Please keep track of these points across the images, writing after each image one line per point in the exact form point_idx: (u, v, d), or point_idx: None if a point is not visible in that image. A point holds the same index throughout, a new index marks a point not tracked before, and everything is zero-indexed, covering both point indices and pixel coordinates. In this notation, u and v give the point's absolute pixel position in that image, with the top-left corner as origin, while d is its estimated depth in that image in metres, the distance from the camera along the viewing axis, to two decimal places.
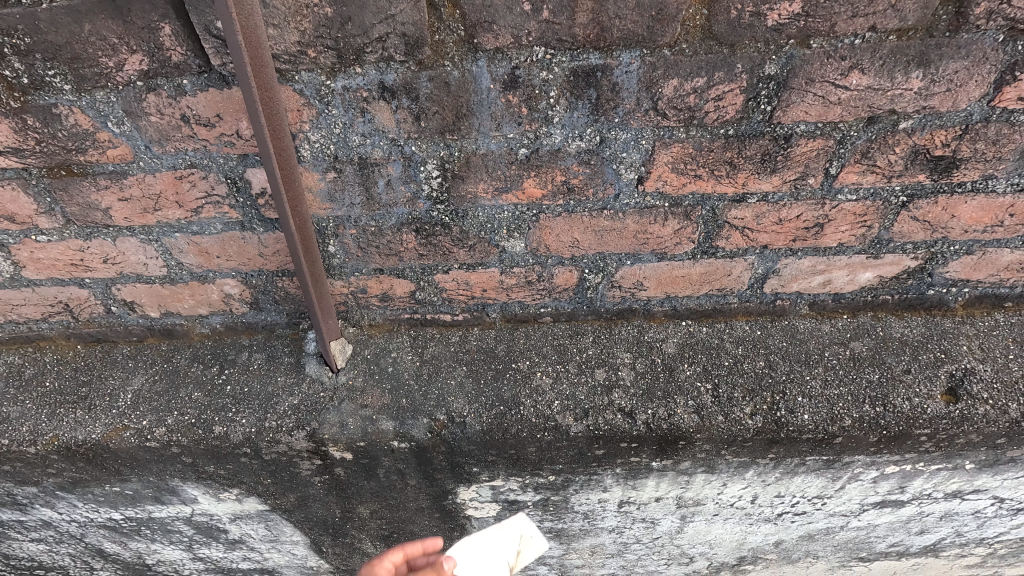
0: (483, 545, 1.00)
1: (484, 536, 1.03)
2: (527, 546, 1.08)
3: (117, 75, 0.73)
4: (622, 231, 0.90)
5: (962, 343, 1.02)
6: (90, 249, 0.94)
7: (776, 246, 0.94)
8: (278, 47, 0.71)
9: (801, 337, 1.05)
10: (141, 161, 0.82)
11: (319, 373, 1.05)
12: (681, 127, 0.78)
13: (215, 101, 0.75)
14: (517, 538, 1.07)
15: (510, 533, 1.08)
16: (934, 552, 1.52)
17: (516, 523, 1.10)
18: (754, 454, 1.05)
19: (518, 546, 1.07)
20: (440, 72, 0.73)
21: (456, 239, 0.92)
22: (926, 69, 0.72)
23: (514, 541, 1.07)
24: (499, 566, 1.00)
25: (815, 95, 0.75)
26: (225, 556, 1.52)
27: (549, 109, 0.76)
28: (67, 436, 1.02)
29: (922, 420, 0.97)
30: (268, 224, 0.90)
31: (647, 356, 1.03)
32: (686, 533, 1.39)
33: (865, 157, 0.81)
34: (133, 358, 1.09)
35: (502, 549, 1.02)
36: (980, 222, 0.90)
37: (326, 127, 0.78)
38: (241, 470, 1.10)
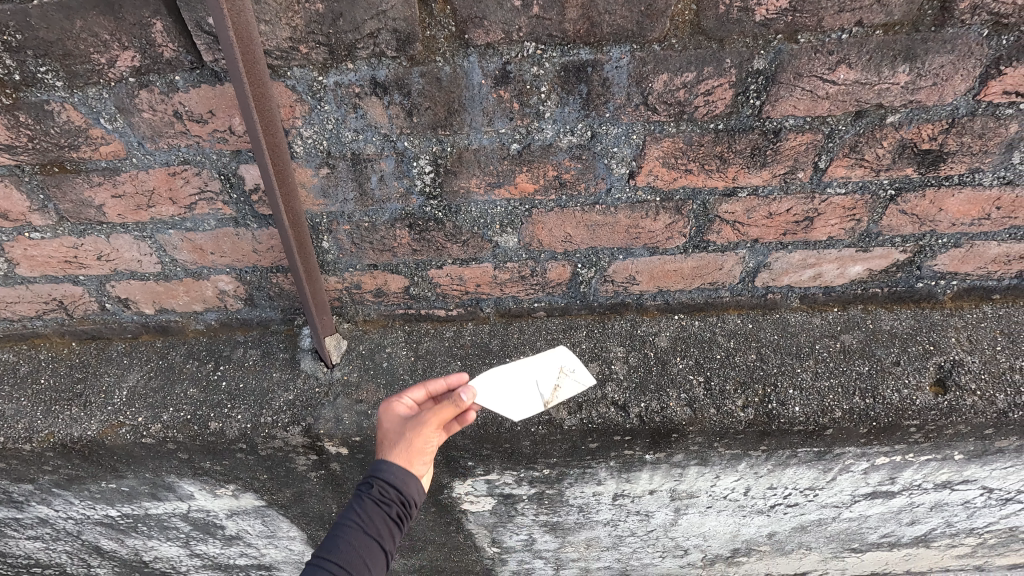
0: (512, 380, 0.95)
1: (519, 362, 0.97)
2: (567, 380, 0.95)
3: (109, 72, 0.73)
4: (614, 226, 0.91)
5: (950, 335, 1.03)
6: (84, 246, 0.94)
7: (767, 240, 0.95)
8: (270, 44, 0.71)
9: (792, 330, 1.06)
10: (134, 157, 0.82)
11: (315, 368, 1.05)
12: (672, 122, 0.79)
13: (208, 98, 0.75)
14: (557, 373, 0.95)
15: (548, 366, 0.96)
16: (925, 542, 1.53)
17: (555, 355, 0.97)
18: (746, 446, 1.06)
19: (556, 380, 0.95)
20: (431, 67, 0.73)
21: (449, 234, 0.92)
22: (913, 63, 0.73)
23: (552, 372, 0.95)
24: (530, 399, 0.93)
25: (803, 90, 0.75)
26: (222, 553, 1.53)
27: (540, 104, 0.76)
28: (63, 432, 1.03)
29: (911, 411, 0.98)
30: (262, 220, 0.90)
31: (640, 349, 1.04)
32: (680, 525, 1.41)
33: (853, 151, 0.82)
34: (128, 355, 1.10)
35: (537, 378, 0.95)
36: (967, 215, 0.91)
37: (319, 123, 0.78)
38: (236, 465, 1.11)
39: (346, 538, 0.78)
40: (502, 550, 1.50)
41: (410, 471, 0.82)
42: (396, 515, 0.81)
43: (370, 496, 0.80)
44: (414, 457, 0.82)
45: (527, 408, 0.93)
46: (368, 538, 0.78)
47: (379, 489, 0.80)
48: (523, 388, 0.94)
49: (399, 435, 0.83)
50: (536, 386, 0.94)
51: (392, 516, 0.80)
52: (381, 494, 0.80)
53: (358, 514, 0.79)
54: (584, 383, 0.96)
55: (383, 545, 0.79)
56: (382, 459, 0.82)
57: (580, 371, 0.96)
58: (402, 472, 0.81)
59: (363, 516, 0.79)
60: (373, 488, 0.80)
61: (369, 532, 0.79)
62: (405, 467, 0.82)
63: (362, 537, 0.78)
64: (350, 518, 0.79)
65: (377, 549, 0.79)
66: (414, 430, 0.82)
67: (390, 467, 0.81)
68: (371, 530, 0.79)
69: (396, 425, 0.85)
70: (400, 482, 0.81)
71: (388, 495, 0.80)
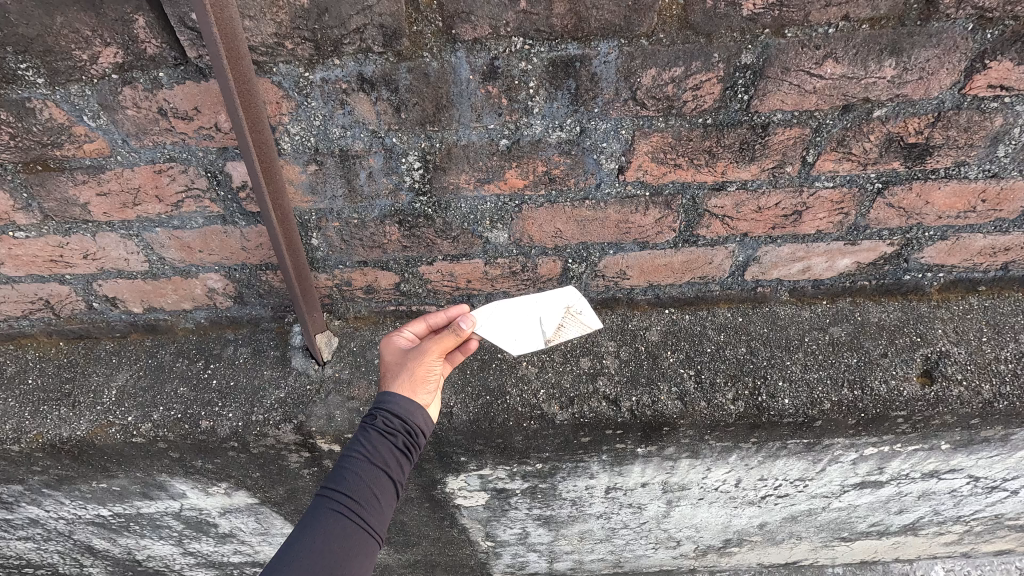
0: (515, 314, 0.93)
1: (525, 297, 0.94)
2: (571, 321, 0.93)
3: (91, 68, 0.72)
4: (604, 221, 0.91)
5: (937, 327, 1.05)
6: (69, 245, 0.93)
7: (756, 234, 0.95)
8: (255, 39, 0.70)
9: (781, 323, 1.06)
10: (119, 155, 0.81)
11: (306, 366, 1.05)
12: (660, 117, 0.79)
13: (193, 94, 0.75)
14: (563, 313, 0.93)
15: (554, 305, 0.93)
16: (913, 530, 1.56)
17: (563, 293, 0.93)
18: (737, 438, 1.07)
19: (561, 320, 0.93)
20: (419, 63, 0.73)
21: (439, 231, 0.92)
22: (899, 57, 0.73)
23: (558, 312, 0.93)
24: (532, 335, 0.92)
25: (791, 84, 0.75)
26: (216, 550, 1.52)
27: (529, 99, 0.76)
28: (52, 433, 1.02)
29: (899, 402, 0.99)
30: (250, 218, 0.89)
31: (631, 344, 1.04)
32: (672, 517, 1.42)
33: (840, 145, 0.82)
34: (116, 354, 1.09)
35: (541, 315, 0.93)
36: (954, 208, 0.92)
37: (306, 119, 0.78)
38: (229, 464, 1.10)
39: (353, 470, 0.77)
40: (496, 544, 1.51)
41: (414, 400, 0.84)
42: (403, 446, 0.81)
43: (376, 426, 0.80)
44: (417, 386, 0.85)
45: (528, 344, 0.92)
46: (376, 469, 0.78)
47: (384, 419, 0.81)
48: (526, 323, 0.93)
49: (401, 365, 0.85)
50: (539, 323, 0.93)
51: (399, 446, 0.81)
52: (387, 424, 0.81)
53: (364, 446, 0.79)
54: (589, 325, 0.94)
55: (391, 475, 0.80)
56: (386, 391, 0.84)
57: (587, 313, 0.93)
58: (406, 401, 0.83)
59: (370, 447, 0.79)
60: (378, 419, 0.81)
61: (378, 462, 0.79)
62: (409, 396, 0.83)
63: (370, 469, 0.78)
64: (357, 450, 0.79)
65: (386, 480, 0.79)
66: (416, 360, 0.85)
67: (395, 397, 0.82)
68: (380, 462, 0.79)
69: (398, 358, 0.87)
70: (404, 411, 0.82)
71: (394, 425, 0.81)
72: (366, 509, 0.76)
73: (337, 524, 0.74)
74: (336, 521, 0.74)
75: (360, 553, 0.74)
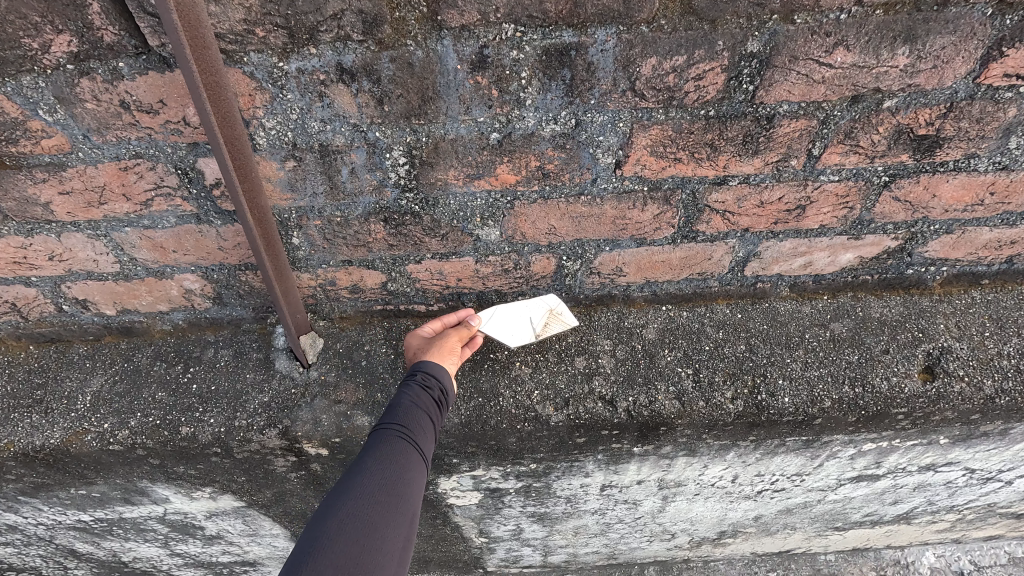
0: (505, 313, 0.98)
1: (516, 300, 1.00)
2: (556, 320, 0.98)
3: (43, 58, 0.66)
4: (600, 217, 0.87)
5: (939, 321, 1.02)
6: (33, 245, 0.88)
7: (757, 229, 0.92)
8: (222, 26, 0.65)
9: (781, 319, 1.04)
10: (80, 151, 0.75)
11: (290, 369, 1.01)
12: (660, 109, 0.74)
13: (157, 86, 0.69)
14: (547, 313, 0.98)
15: (538, 306, 0.98)
16: (907, 519, 1.56)
17: (545, 296, 0.99)
18: (735, 437, 1.04)
19: (545, 318, 0.98)
20: (402, 52, 0.67)
21: (427, 228, 0.87)
22: (913, 45, 0.69)
23: (541, 311, 0.98)
24: (519, 331, 0.97)
25: (799, 73, 0.71)
26: (204, 551, 1.49)
27: (520, 91, 0.71)
28: (24, 441, 0.97)
29: (900, 399, 0.97)
30: (226, 217, 0.84)
31: (628, 342, 1.01)
32: (668, 512, 1.40)
33: (848, 137, 0.79)
34: (90, 358, 1.04)
35: (530, 314, 0.98)
36: (961, 201, 0.89)
37: (282, 113, 0.72)
38: (212, 469, 1.06)
39: (397, 415, 0.83)
40: (490, 540, 1.49)
41: (444, 365, 0.89)
42: (438, 397, 0.87)
43: (413, 382, 0.86)
44: (447, 357, 0.90)
45: (515, 338, 0.97)
46: (422, 412, 0.84)
47: (423, 376, 0.86)
48: (517, 322, 0.98)
49: (428, 345, 0.93)
50: (528, 322, 0.98)
51: (435, 397, 0.86)
52: (426, 381, 0.86)
53: (405, 398, 0.84)
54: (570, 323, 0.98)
55: (430, 418, 0.85)
56: (419, 360, 0.89)
57: (568, 313, 0.98)
58: (438, 364, 0.88)
59: (409, 398, 0.84)
60: (415, 377, 0.86)
61: (418, 409, 0.84)
62: (441, 363, 0.89)
63: (412, 412, 0.83)
64: (398, 402, 0.84)
65: (426, 421, 0.84)
66: (441, 340, 0.93)
67: (427, 362, 0.88)
68: (418, 407, 0.84)
69: (424, 343, 0.94)
70: (438, 372, 0.87)
71: (430, 381, 0.86)
72: (413, 442, 0.81)
73: (391, 451, 0.78)
74: (388, 450, 0.78)
75: (414, 475, 0.79)
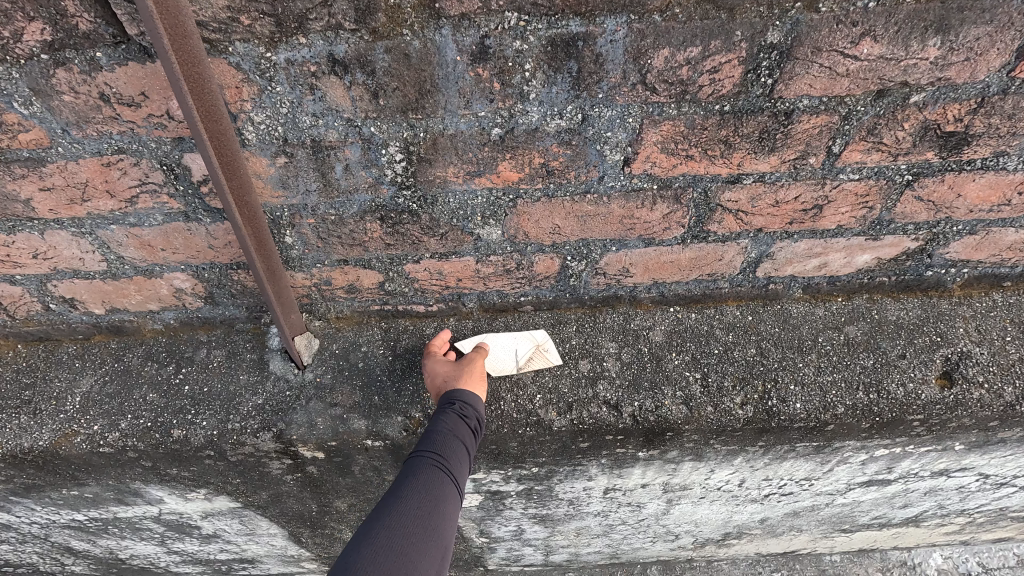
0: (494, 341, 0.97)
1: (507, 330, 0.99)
2: (540, 357, 0.96)
3: (16, 47, 0.63)
4: (607, 216, 0.83)
5: (959, 325, 0.98)
6: (17, 242, 0.84)
7: (771, 229, 0.88)
8: (204, 14, 0.60)
9: (794, 322, 1.00)
10: (60, 146, 0.72)
11: (284, 370, 0.97)
12: (672, 103, 0.70)
13: (138, 78, 0.65)
14: (534, 348, 0.96)
15: (526, 338, 0.97)
16: (916, 522, 1.53)
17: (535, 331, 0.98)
18: (743, 443, 1.01)
19: (530, 352, 0.96)
20: (398, 42, 0.63)
21: (426, 227, 0.84)
22: (945, 35, 0.65)
23: (528, 344, 0.96)
24: (504, 361, 0.95)
25: (821, 66, 0.67)
26: (201, 549, 1.47)
27: (524, 84, 0.67)
28: (12, 443, 0.94)
29: (916, 406, 0.93)
30: (215, 214, 0.81)
31: (634, 345, 0.97)
32: (672, 514, 1.37)
33: (870, 134, 0.74)
34: (80, 358, 1.01)
35: (516, 346, 0.96)
36: (986, 201, 0.85)
37: (272, 107, 0.68)
38: (206, 471, 1.04)
39: (432, 445, 0.79)
40: (490, 540, 1.46)
41: (478, 393, 0.87)
42: (474, 426, 0.84)
43: (450, 411, 0.82)
44: (479, 383, 0.88)
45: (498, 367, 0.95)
46: (458, 441, 0.81)
47: (461, 406, 0.83)
48: (502, 350, 0.96)
49: (457, 371, 0.88)
50: (513, 352, 0.96)
51: (471, 426, 0.83)
52: (463, 410, 0.83)
53: (443, 426, 0.81)
54: (553, 362, 0.96)
55: (466, 448, 0.81)
56: (455, 389, 0.85)
57: (554, 352, 0.96)
58: (474, 393, 0.86)
59: (446, 426, 0.81)
60: (453, 406, 0.83)
61: (455, 438, 0.81)
62: (477, 390, 0.87)
63: (448, 441, 0.80)
64: (434, 430, 0.80)
65: (462, 451, 0.80)
66: (467, 365, 0.89)
67: (464, 390, 0.84)
68: (455, 437, 0.80)
69: (449, 368, 0.89)
70: (475, 401, 0.85)
71: (467, 410, 0.83)
72: (448, 472, 0.78)
73: (426, 479, 0.75)
74: (424, 478, 0.75)
75: (449, 505, 0.75)
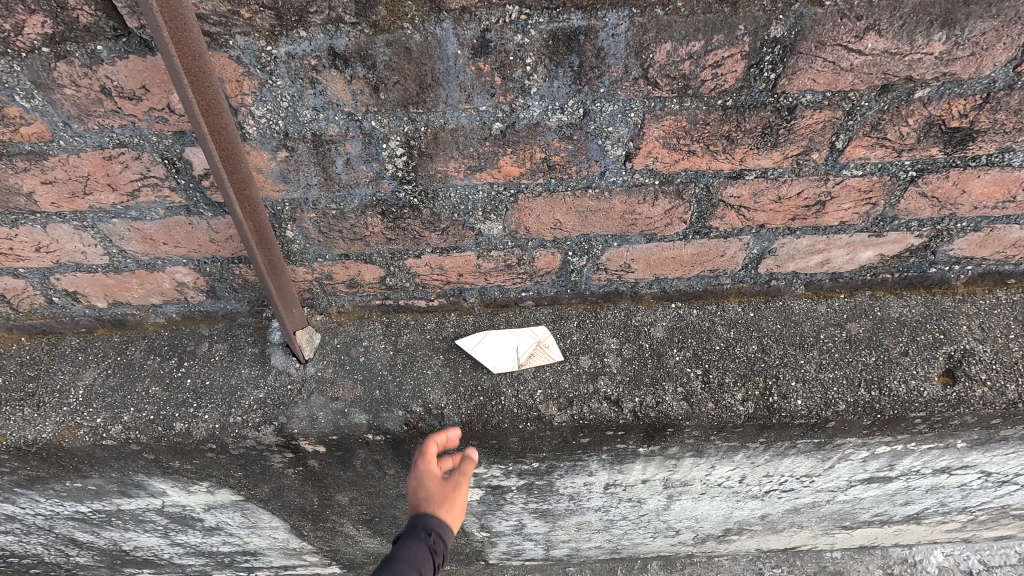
0: (495, 337, 0.97)
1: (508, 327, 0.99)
2: (542, 353, 0.96)
3: (17, 40, 0.63)
4: (608, 212, 0.83)
5: (962, 323, 0.97)
6: (19, 236, 0.85)
7: (774, 225, 0.87)
8: (204, 7, 0.60)
9: (795, 318, 0.99)
10: (61, 140, 0.72)
11: (286, 364, 0.98)
12: (674, 98, 0.70)
13: (139, 71, 0.65)
14: (536, 343, 0.96)
15: (528, 335, 0.97)
16: (917, 520, 1.52)
17: (536, 327, 0.98)
18: (744, 439, 1.01)
19: (532, 348, 0.96)
20: (399, 36, 0.63)
21: (427, 222, 0.83)
22: (951, 30, 0.64)
23: (529, 340, 0.96)
24: (505, 357, 0.95)
25: (825, 61, 0.67)
26: (204, 542, 1.48)
27: (525, 78, 0.67)
28: (15, 435, 0.95)
29: (918, 403, 0.93)
30: (216, 208, 0.81)
31: (635, 341, 0.97)
32: (673, 510, 1.38)
33: (874, 129, 0.74)
34: (82, 351, 1.01)
35: (518, 342, 0.96)
36: (991, 197, 0.84)
37: (272, 100, 0.68)
38: (208, 464, 1.04)
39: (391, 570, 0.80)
40: (491, 534, 1.47)
41: (451, 527, 0.86)
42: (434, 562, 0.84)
43: (422, 539, 0.82)
44: (457, 517, 0.87)
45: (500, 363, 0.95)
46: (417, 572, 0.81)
47: (433, 539, 0.84)
48: (503, 346, 0.96)
49: (444, 499, 0.86)
50: (514, 350, 0.96)
51: (433, 562, 0.84)
52: (433, 543, 0.84)
53: (408, 552, 0.82)
54: (555, 358, 0.96)
55: None
56: (432, 518, 0.85)
57: (556, 348, 0.96)
58: (448, 527, 0.85)
59: (410, 554, 0.82)
60: (426, 535, 0.83)
61: (413, 569, 0.81)
62: (451, 526, 0.86)
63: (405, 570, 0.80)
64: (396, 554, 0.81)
65: None
66: (456, 494, 0.87)
67: (442, 523, 0.84)
68: (415, 567, 0.81)
69: (437, 489, 0.86)
70: (446, 535, 0.85)
71: (436, 545, 0.84)
72: None
73: None
74: None
75: None
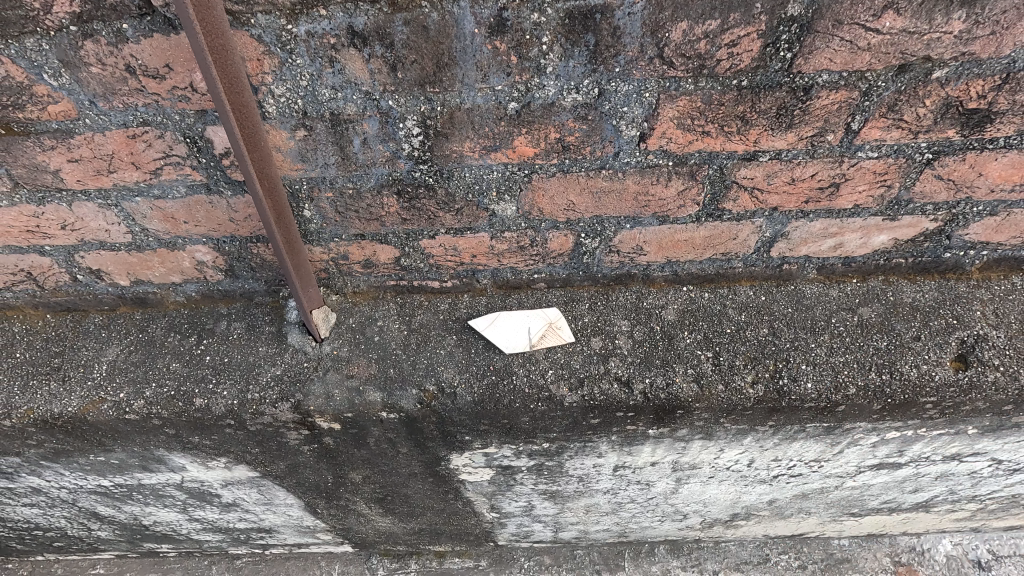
0: (507, 319, 0.98)
1: (520, 308, 1.00)
2: (553, 334, 0.97)
3: (46, 19, 0.64)
4: (621, 193, 0.83)
5: (976, 308, 0.97)
6: (46, 214, 0.87)
7: (786, 208, 0.87)
8: None
9: (807, 303, 0.99)
10: (87, 118, 0.74)
11: (302, 342, 0.99)
12: (689, 78, 0.70)
13: (162, 49, 0.67)
14: (547, 325, 0.97)
15: (539, 317, 0.98)
16: (926, 508, 1.53)
17: (547, 310, 0.99)
18: (753, 422, 1.01)
19: (543, 330, 0.97)
20: (417, 14, 0.64)
21: (441, 202, 0.85)
22: (970, 8, 0.64)
23: (540, 322, 0.97)
24: (516, 338, 0.97)
25: (842, 40, 0.67)
26: (221, 518, 1.51)
27: (541, 57, 0.68)
28: (42, 409, 0.98)
29: (929, 388, 0.93)
30: (236, 187, 0.82)
31: (646, 323, 0.98)
32: (681, 493, 1.39)
33: (891, 111, 0.74)
34: (105, 329, 1.04)
35: (529, 324, 0.98)
36: (1009, 180, 0.84)
37: (292, 79, 0.70)
38: (227, 440, 1.07)
39: None
40: (501, 515, 1.49)
41: None
42: None
43: None
44: None
45: (511, 344, 0.96)
46: None
47: None
48: (515, 327, 0.98)
49: None
50: (526, 331, 0.97)
51: None
52: None
53: None
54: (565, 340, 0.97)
55: None
56: None
57: (567, 330, 0.97)
58: None
59: None
60: None
61: None
62: None
63: None
64: None
65: None
66: None
67: None
68: None
69: None
70: None
71: None
72: None
73: None
74: None
75: None
